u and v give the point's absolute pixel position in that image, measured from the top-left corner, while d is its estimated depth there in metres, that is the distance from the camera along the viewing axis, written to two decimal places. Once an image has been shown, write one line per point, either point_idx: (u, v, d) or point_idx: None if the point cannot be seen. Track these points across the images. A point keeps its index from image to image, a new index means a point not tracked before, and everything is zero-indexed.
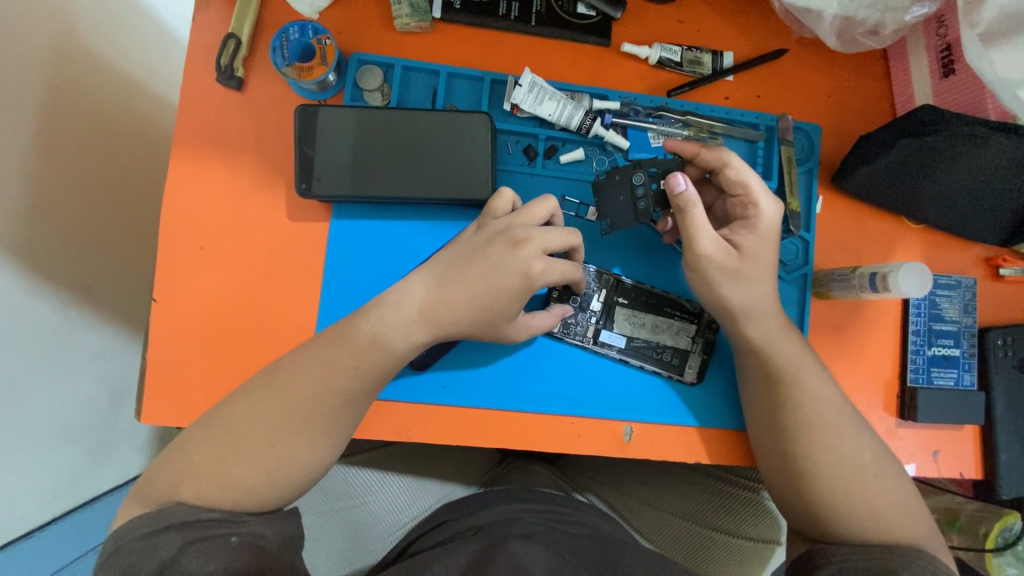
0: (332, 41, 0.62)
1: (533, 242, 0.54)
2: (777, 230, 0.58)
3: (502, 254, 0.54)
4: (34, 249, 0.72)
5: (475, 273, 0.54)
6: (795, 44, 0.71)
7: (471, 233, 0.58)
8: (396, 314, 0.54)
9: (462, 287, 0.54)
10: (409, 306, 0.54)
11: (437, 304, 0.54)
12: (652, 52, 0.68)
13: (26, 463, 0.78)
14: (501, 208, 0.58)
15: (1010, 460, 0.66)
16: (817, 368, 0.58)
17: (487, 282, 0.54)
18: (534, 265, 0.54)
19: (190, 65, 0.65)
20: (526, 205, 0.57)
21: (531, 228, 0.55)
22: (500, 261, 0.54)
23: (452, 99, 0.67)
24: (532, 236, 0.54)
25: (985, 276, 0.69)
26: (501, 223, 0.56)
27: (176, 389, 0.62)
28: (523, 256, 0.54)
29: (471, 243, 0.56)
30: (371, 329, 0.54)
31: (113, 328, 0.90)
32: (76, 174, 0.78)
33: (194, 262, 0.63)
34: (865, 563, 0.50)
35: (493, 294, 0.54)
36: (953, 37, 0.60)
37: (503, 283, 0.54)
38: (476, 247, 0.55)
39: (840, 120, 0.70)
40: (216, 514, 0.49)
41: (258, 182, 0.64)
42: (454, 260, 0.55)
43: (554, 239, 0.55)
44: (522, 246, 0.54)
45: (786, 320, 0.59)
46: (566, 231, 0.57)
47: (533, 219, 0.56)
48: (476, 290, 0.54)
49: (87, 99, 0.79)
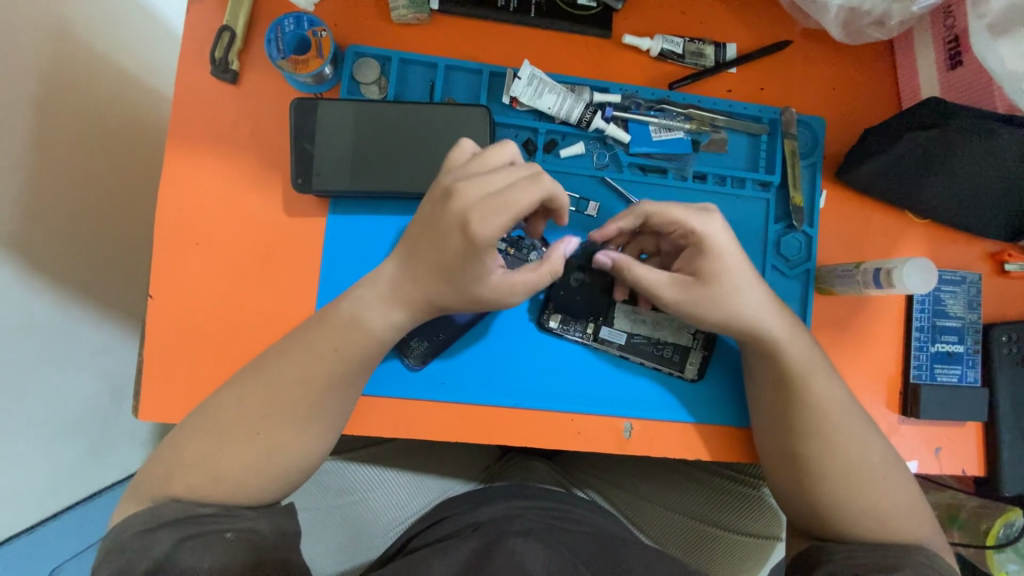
0: (328, 33, 0.61)
1: (468, 189, 0.47)
2: (729, 234, 0.54)
3: (441, 212, 0.48)
4: (32, 245, 0.72)
5: (428, 239, 0.51)
6: (799, 35, 0.69)
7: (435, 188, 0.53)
8: (373, 293, 0.54)
9: (421, 262, 0.52)
10: (382, 285, 0.54)
11: (418, 291, 0.53)
12: (653, 43, 0.67)
13: (28, 459, 0.78)
14: (460, 159, 0.52)
15: (1014, 457, 0.65)
16: (824, 367, 0.57)
17: (437, 247, 0.50)
18: (466, 217, 0.46)
19: (184, 58, 0.64)
20: (481, 151, 0.51)
21: (471, 175, 0.48)
22: (441, 221, 0.49)
23: (450, 92, 0.66)
24: (464, 185, 0.47)
25: (989, 271, 0.68)
26: (448, 176, 0.50)
27: (173, 386, 0.61)
28: (455, 210, 0.47)
29: (428, 202, 0.51)
30: (349, 309, 0.54)
31: (113, 323, 0.90)
32: (73, 169, 0.77)
33: (190, 258, 0.63)
34: (866, 560, 0.50)
35: (441, 261, 0.50)
36: (961, 28, 0.59)
37: (448, 245, 0.49)
38: (428, 209, 0.51)
39: (844, 112, 0.69)
40: (211, 509, 0.49)
41: (254, 176, 0.64)
42: (417, 228, 0.52)
43: (495, 181, 0.47)
44: (455, 199, 0.47)
45: (791, 318, 0.58)
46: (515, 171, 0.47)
47: (482, 166, 0.49)
48: (433, 259, 0.51)
49: (83, 93, 0.78)
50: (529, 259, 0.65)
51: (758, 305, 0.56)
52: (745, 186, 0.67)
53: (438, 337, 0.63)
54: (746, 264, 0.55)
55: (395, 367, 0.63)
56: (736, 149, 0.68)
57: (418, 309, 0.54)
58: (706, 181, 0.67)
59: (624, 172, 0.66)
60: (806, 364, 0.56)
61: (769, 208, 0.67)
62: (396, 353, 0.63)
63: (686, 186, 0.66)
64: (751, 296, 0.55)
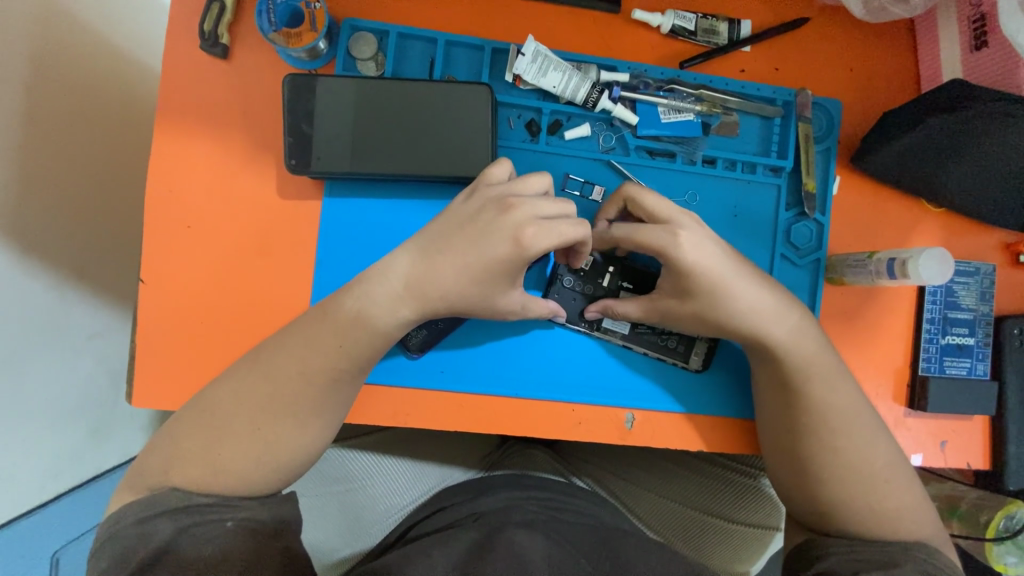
0: (321, 5, 0.58)
1: (524, 208, 0.48)
2: (704, 248, 0.51)
3: (491, 221, 0.48)
4: (24, 227, 0.70)
5: (462, 242, 0.49)
6: (818, 12, 0.66)
7: (462, 200, 0.52)
8: (381, 289, 0.51)
9: (449, 258, 0.49)
10: (394, 282, 0.51)
11: (426, 281, 0.50)
12: (664, 19, 0.63)
13: (28, 442, 0.77)
14: (499, 175, 0.52)
15: (1020, 451, 0.64)
16: (839, 369, 0.55)
17: (475, 251, 0.49)
18: (524, 231, 0.47)
19: (171, 30, 0.61)
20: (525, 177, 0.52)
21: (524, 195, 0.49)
22: (488, 229, 0.48)
23: (450, 71, 0.63)
24: (523, 203, 0.48)
25: (1004, 262, 0.66)
26: (494, 189, 0.50)
27: (167, 373, 0.60)
28: (511, 222, 0.48)
29: (461, 212, 0.51)
30: (353, 305, 0.51)
31: (109, 307, 0.89)
32: (63, 147, 0.74)
33: (182, 241, 0.61)
34: (865, 554, 0.50)
35: (480, 265, 0.49)
36: (988, 6, 0.56)
37: (492, 252, 0.48)
38: (466, 216, 0.50)
39: (862, 95, 0.66)
40: (209, 499, 0.48)
41: (247, 156, 0.61)
42: (442, 229, 0.51)
43: (548, 207, 0.49)
44: (511, 212, 0.48)
45: (802, 316, 0.55)
46: (567, 202, 0.50)
47: (529, 188, 0.50)
48: (465, 259, 0.49)
49: (72, 67, 0.75)
50: None
51: (753, 310, 0.53)
52: (756, 172, 0.65)
53: (439, 325, 0.61)
54: (733, 271, 0.52)
55: (393, 354, 0.62)
56: (748, 132, 0.65)
57: (408, 289, 0.50)
58: (715, 166, 0.65)
59: (631, 156, 0.64)
60: (819, 359, 0.54)
61: (780, 195, 0.64)
62: (400, 347, 0.62)
63: (694, 170, 0.64)
64: (740, 304, 0.53)
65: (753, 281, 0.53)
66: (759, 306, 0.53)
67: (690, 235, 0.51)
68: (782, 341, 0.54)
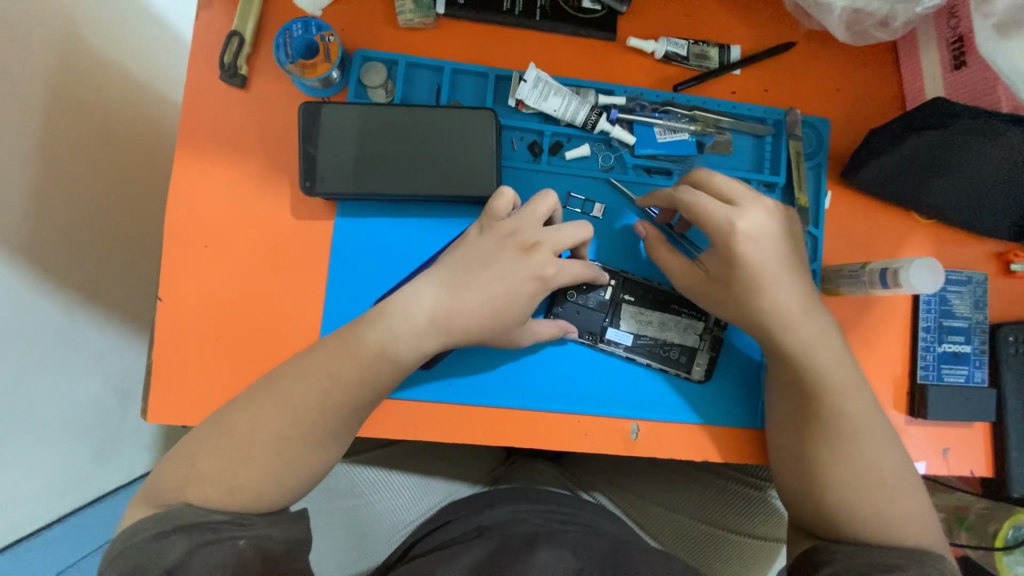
0: (335, 37, 0.61)
1: (544, 247, 0.56)
2: (758, 246, 0.54)
3: (515, 260, 0.55)
4: (37, 250, 0.72)
5: (489, 278, 0.54)
6: (804, 36, 0.70)
7: (474, 234, 0.58)
8: (404, 325, 0.53)
9: (475, 292, 0.53)
10: (419, 316, 0.53)
11: (453, 314, 0.53)
12: (658, 46, 0.67)
13: (35, 461, 0.79)
14: (502, 208, 0.57)
15: (1021, 457, 0.65)
16: (852, 371, 0.56)
17: (502, 287, 0.54)
18: (547, 269, 0.56)
19: (193, 61, 0.64)
20: (527, 203, 0.58)
21: (539, 232, 0.57)
22: (514, 267, 0.55)
23: (456, 96, 0.67)
24: (544, 244, 0.56)
25: (995, 271, 0.68)
26: (506, 225, 0.56)
27: (182, 388, 0.62)
28: (535, 261, 0.56)
29: (480, 246, 0.56)
30: (378, 342, 0.52)
31: (117, 326, 0.90)
32: (78, 172, 0.77)
33: (199, 261, 0.63)
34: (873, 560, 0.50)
35: (508, 298, 0.54)
36: (964, 29, 0.59)
37: (519, 287, 0.55)
38: (488, 252, 0.55)
39: (849, 113, 0.69)
40: (223, 517, 0.49)
41: (262, 180, 0.64)
42: (464, 262, 0.55)
43: (564, 239, 0.57)
44: (534, 252, 0.56)
45: (829, 323, 0.57)
46: (580, 225, 0.59)
47: (537, 218, 0.57)
48: (495, 293, 0.54)
49: (90, 98, 0.79)
50: None
51: (791, 315, 0.55)
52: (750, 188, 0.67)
53: None
54: (782, 269, 0.55)
55: None
56: (740, 150, 0.68)
57: (430, 321, 0.53)
58: None
59: (629, 174, 0.67)
60: None
61: None
62: None
63: None
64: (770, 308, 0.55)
65: (797, 272, 0.56)
66: (794, 308, 0.55)
67: (748, 224, 0.54)
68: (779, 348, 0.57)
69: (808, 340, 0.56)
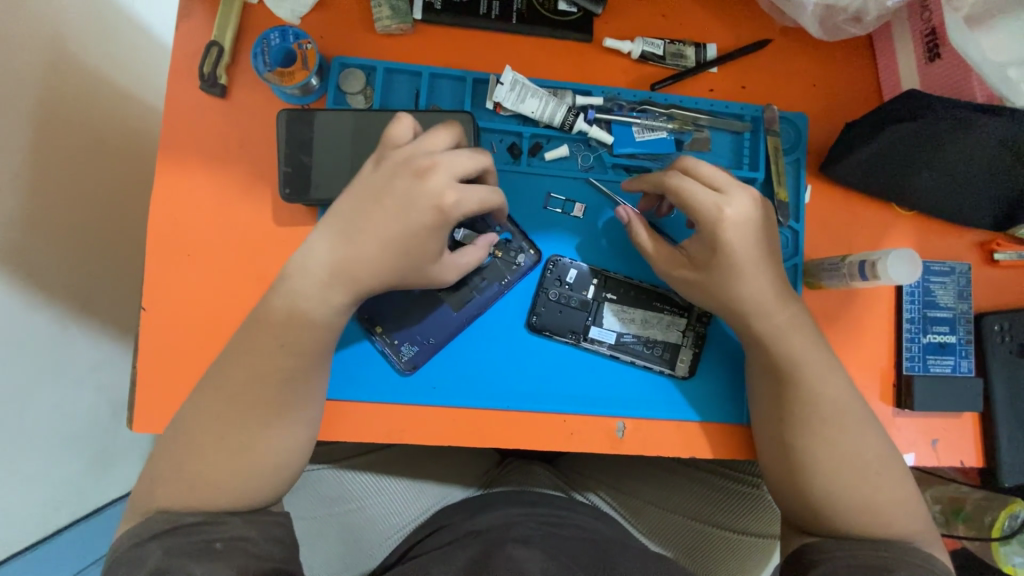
0: (313, 45, 0.62)
1: (439, 169, 0.51)
2: (741, 234, 0.55)
3: (408, 188, 0.51)
4: (30, 263, 0.73)
5: (384, 214, 0.52)
6: (779, 33, 0.70)
7: (372, 166, 0.54)
8: (307, 283, 0.52)
9: (369, 233, 0.52)
10: (318, 270, 0.53)
11: (353, 261, 0.52)
12: (634, 46, 0.67)
13: (30, 475, 0.79)
14: (400, 134, 0.53)
15: (1011, 447, 0.65)
16: (832, 361, 0.57)
17: (397, 223, 0.51)
18: (445, 195, 0.51)
19: (174, 71, 0.65)
20: (426, 133, 0.54)
21: (435, 154, 0.52)
22: (407, 196, 0.51)
23: (435, 100, 0.67)
24: (438, 166, 0.51)
25: (979, 261, 0.68)
26: (401, 153, 0.52)
27: (167, 397, 0.62)
28: (430, 186, 0.51)
29: (374, 180, 0.52)
30: (283, 304, 0.53)
31: (111, 338, 0.91)
32: (68, 185, 0.78)
33: (183, 270, 0.63)
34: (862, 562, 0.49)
35: (407, 236, 0.52)
36: (937, 21, 0.60)
37: (415, 219, 0.51)
38: (381, 184, 0.52)
39: (827, 107, 0.70)
40: (197, 518, 0.49)
41: (244, 187, 0.65)
42: (359, 201, 0.52)
43: (463, 162, 0.52)
44: (427, 177, 0.51)
45: (797, 310, 0.57)
46: (480, 149, 0.54)
47: (435, 145, 0.53)
48: (390, 233, 0.52)
49: (79, 113, 0.80)
50: (516, 263, 0.65)
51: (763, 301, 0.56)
52: None
53: (430, 342, 0.63)
54: (758, 256, 0.56)
55: (387, 371, 0.63)
56: (719, 146, 0.68)
57: (330, 273, 0.52)
58: None
59: (608, 173, 0.67)
60: None
61: None
62: (387, 359, 0.63)
63: None
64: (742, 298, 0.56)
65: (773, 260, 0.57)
66: (767, 297, 0.56)
67: (734, 211, 0.54)
68: (759, 342, 0.58)
69: (786, 329, 0.57)
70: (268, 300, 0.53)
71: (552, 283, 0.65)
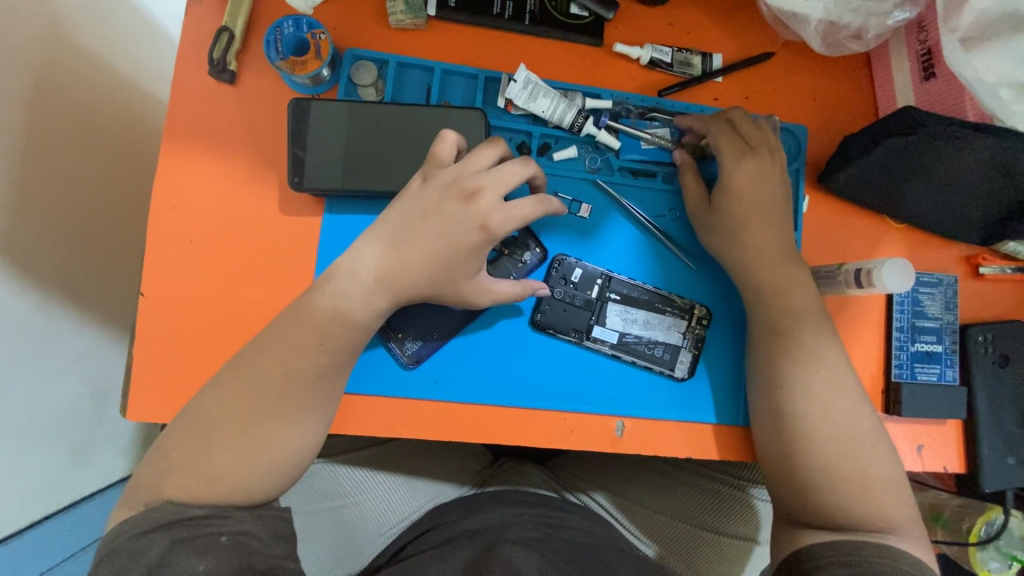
0: (326, 35, 0.62)
1: (486, 192, 0.54)
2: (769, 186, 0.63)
3: (456, 210, 0.54)
4: (18, 245, 0.71)
5: (430, 232, 0.54)
6: (782, 47, 0.72)
7: (419, 183, 0.56)
8: (345, 280, 0.54)
9: (416, 248, 0.54)
10: (358, 268, 0.54)
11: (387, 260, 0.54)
12: (643, 52, 0.69)
13: (9, 465, 0.76)
14: (445, 152, 0.55)
15: (992, 454, 0.67)
16: (828, 366, 0.58)
17: (443, 240, 0.54)
18: (490, 216, 0.54)
19: (181, 55, 0.64)
20: (473, 150, 0.56)
21: (481, 176, 0.54)
22: (455, 217, 0.54)
23: (446, 96, 0.67)
24: (486, 189, 0.54)
25: (965, 274, 0.71)
26: (448, 173, 0.55)
27: (163, 384, 0.61)
28: (477, 208, 0.54)
29: (422, 198, 0.55)
30: (322, 299, 0.54)
31: (98, 325, 0.89)
32: (63, 168, 0.77)
33: (184, 256, 0.62)
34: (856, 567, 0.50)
35: (450, 251, 0.54)
36: (934, 41, 0.63)
37: (461, 237, 0.54)
38: (429, 204, 0.54)
39: (825, 121, 0.72)
40: (205, 510, 0.48)
41: (250, 176, 0.64)
42: (405, 217, 0.55)
43: (508, 183, 0.55)
44: (475, 199, 0.54)
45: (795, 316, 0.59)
46: (527, 161, 0.56)
47: (482, 164, 0.55)
48: (435, 249, 0.54)
49: (74, 93, 0.79)
50: (522, 261, 0.66)
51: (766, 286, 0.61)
52: None
53: (435, 336, 0.63)
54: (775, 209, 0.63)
55: (389, 365, 0.63)
56: None
57: (366, 272, 0.54)
58: None
59: (615, 176, 0.68)
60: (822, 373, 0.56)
61: None
62: (390, 352, 0.63)
63: (673, 189, 0.69)
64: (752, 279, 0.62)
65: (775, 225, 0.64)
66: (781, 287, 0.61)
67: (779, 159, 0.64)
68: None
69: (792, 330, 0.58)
70: (311, 297, 0.54)
71: (558, 281, 0.66)
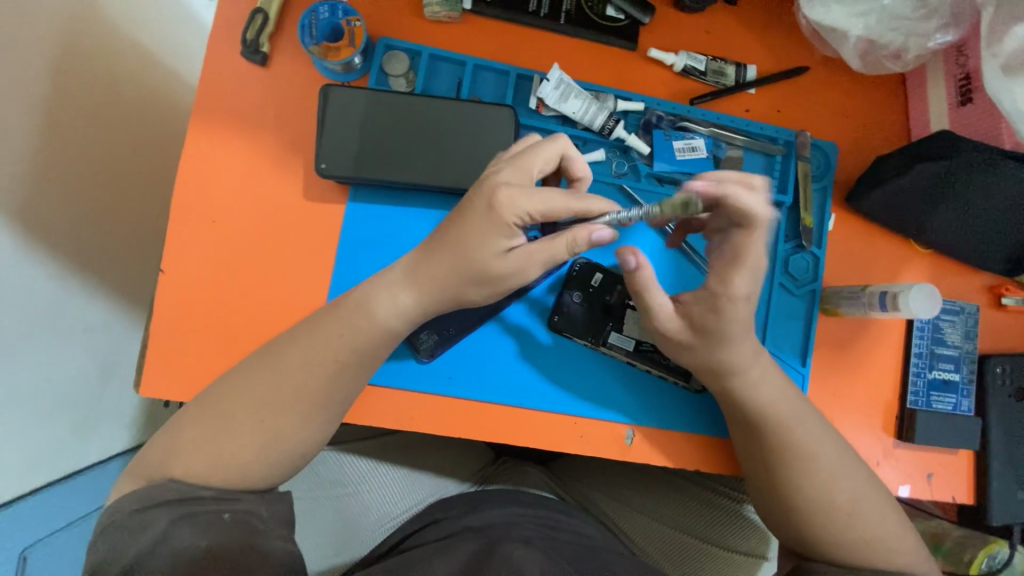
0: (361, 23, 0.62)
1: (502, 168, 0.52)
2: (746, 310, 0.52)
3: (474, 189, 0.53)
4: (36, 213, 0.71)
5: (451, 220, 0.54)
6: (818, 62, 0.71)
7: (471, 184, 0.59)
8: None
9: (429, 269, 0.54)
10: None
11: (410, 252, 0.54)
12: (677, 59, 0.68)
13: (12, 432, 0.76)
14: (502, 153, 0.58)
15: (1003, 488, 0.67)
16: None
17: (455, 229, 0.53)
18: (499, 191, 0.51)
19: (214, 33, 0.64)
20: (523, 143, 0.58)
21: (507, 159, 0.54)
22: (471, 197, 0.53)
23: (476, 91, 0.67)
24: (503, 167, 0.52)
25: (987, 303, 0.70)
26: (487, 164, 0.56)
27: (176, 362, 0.61)
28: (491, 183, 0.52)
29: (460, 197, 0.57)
30: None
31: (108, 298, 0.89)
32: (85, 140, 0.77)
33: (205, 235, 0.62)
34: None
35: (463, 267, 0.53)
36: (973, 67, 0.62)
37: (470, 217, 0.52)
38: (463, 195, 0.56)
39: (856, 140, 0.71)
40: (209, 492, 0.48)
41: (275, 159, 0.64)
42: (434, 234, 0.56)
43: (530, 164, 0.52)
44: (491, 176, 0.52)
45: None
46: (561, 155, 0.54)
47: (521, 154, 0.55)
48: (448, 242, 0.53)
49: (101, 64, 0.78)
50: None
51: None
52: None
53: (449, 332, 0.63)
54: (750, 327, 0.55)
55: (403, 357, 0.63)
56: (751, 168, 0.69)
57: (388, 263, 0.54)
58: None
59: (642, 183, 0.67)
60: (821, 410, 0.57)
61: (779, 227, 0.68)
62: (406, 346, 0.63)
63: None
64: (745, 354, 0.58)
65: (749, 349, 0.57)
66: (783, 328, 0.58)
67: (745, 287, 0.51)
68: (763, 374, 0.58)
69: None
70: None
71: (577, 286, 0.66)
